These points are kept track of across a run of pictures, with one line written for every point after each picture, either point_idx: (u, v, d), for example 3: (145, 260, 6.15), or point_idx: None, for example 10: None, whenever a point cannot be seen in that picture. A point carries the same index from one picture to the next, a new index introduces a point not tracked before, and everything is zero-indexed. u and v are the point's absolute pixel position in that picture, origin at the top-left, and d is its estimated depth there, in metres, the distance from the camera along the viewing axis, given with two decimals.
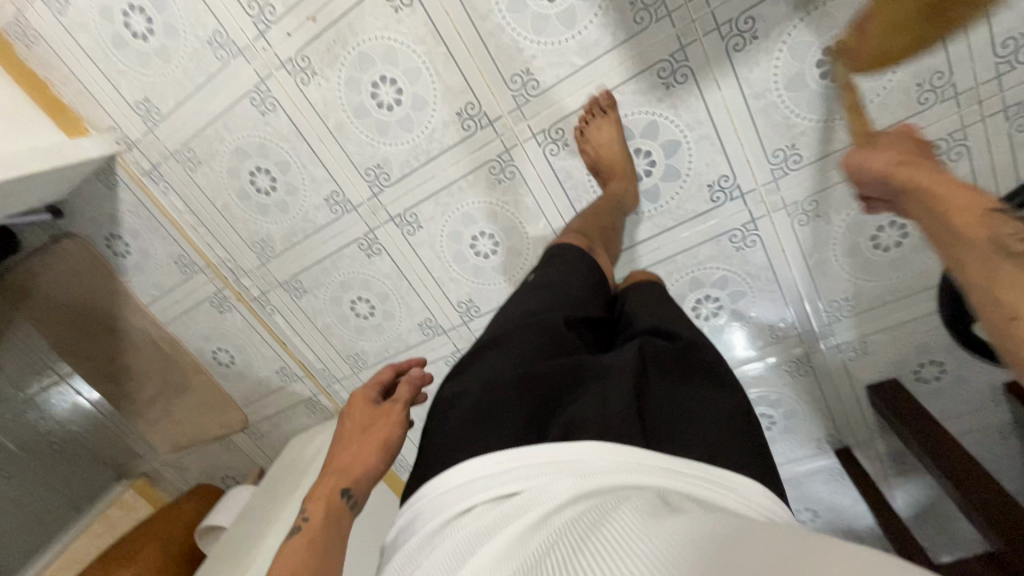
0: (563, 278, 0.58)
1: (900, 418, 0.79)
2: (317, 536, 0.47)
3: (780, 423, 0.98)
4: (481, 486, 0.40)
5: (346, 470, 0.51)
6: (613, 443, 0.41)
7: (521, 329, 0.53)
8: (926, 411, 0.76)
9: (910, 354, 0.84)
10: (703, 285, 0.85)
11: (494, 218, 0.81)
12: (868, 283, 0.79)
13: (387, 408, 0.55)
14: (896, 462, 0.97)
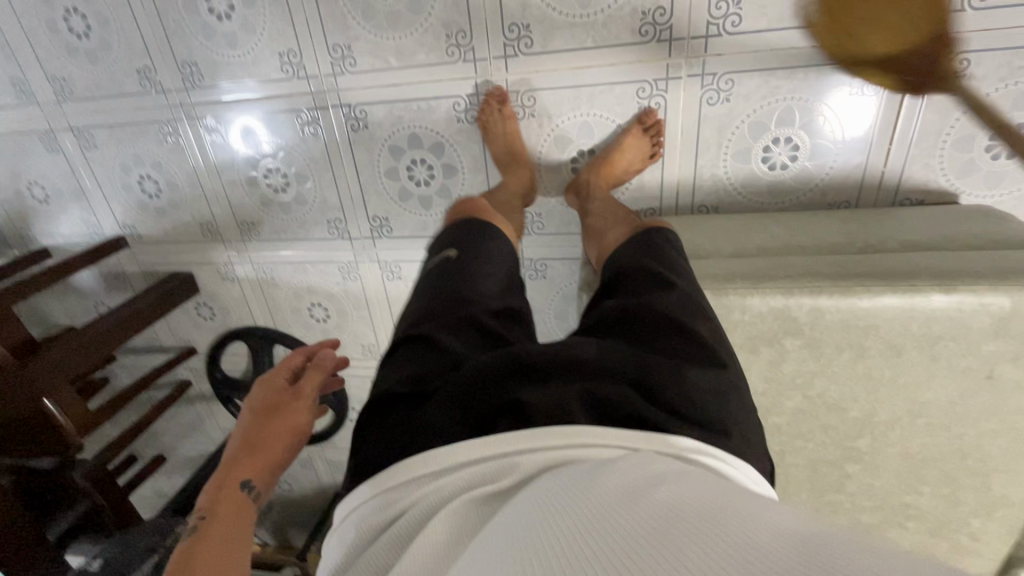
0: (478, 278, 0.59)
1: (117, 312, 0.92)
2: (225, 524, 0.43)
3: (145, 197, 0.96)
4: (388, 478, 0.42)
5: (236, 510, 0.45)
6: (555, 444, 0.40)
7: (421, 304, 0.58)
8: (130, 325, 0.92)
9: (219, 304, 1.06)
10: (273, 157, 0.87)
11: (412, 17, 0.72)
12: (279, 294, 1.01)
13: (291, 393, 0.54)
14: (103, 278, 1.06)
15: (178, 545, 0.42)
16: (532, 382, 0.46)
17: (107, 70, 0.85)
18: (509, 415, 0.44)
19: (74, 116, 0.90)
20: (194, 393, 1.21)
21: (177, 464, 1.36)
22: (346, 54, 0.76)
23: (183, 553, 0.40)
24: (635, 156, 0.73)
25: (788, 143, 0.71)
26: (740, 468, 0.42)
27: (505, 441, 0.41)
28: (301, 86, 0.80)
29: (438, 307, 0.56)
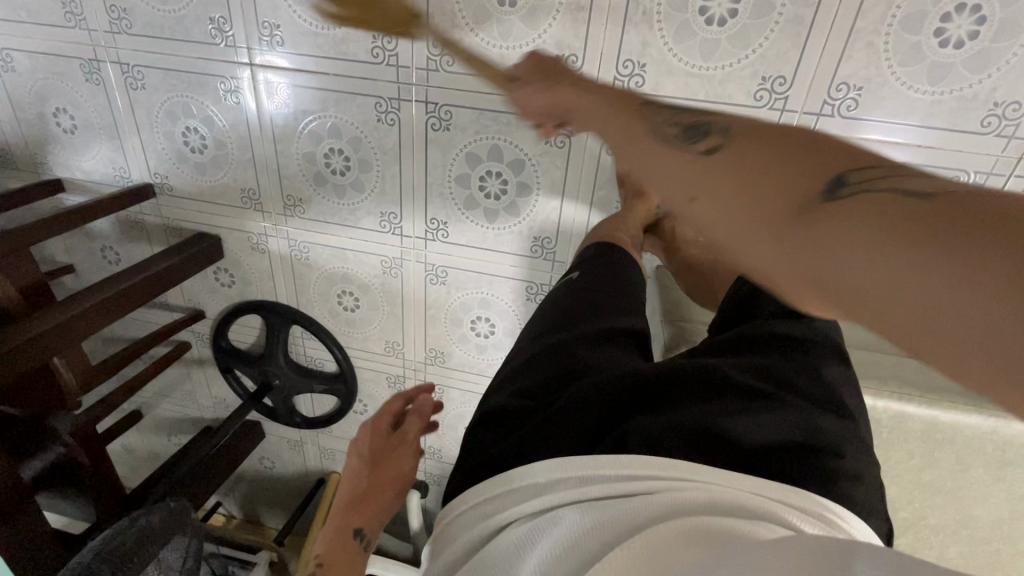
0: (596, 292, 0.59)
1: (137, 273, 0.86)
2: (340, 568, 0.54)
3: (186, 151, 0.90)
4: (491, 489, 0.43)
5: (348, 555, 0.55)
6: (666, 484, 0.39)
7: (564, 319, 0.56)
8: (149, 289, 0.87)
9: (241, 273, 1.00)
10: (338, 135, 0.82)
11: (526, 30, 0.69)
12: (309, 276, 0.97)
13: (395, 444, 0.63)
14: (119, 225, 1.00)
15: None
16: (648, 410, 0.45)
17: (177, 11, 0.78)
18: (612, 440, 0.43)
19: (127, 50, 0.83)
20: (191, 357, 1.16)
21: (154, 424, 1.30)
22: (445, 51, 0.72)
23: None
24: None
25: None
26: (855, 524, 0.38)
27: (618, 471, 0.40)
28: (388, 74, 0.76)
29: (579, 320, 0.55)
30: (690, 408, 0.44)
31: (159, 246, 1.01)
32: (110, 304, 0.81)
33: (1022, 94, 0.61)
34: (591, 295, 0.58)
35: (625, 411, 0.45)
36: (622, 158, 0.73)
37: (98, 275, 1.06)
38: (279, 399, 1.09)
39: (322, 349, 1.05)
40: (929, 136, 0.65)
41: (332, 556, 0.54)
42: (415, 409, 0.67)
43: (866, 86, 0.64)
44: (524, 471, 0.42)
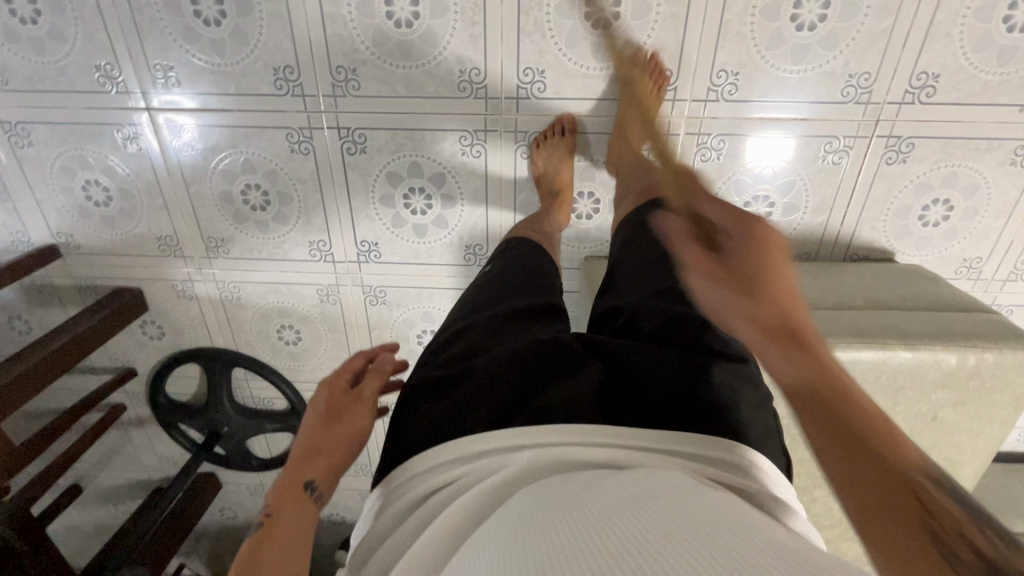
0: (521, 269, 0.63)
1: (49, 344, 0.81)
2: (286, 526, 0.48)
3: (90, 205, 0.86)
4: (421, 460, 0.45)
5: (299, 508, 0.50)
6: (580, 440, 0.44)
7: (483, 300, 0.60)
8: (64, 361, 0.82)
9: (171, 324, 0.96)
10: (253, 170, 0.81)
11: (426, 49, 0.71)
12: (244, 315, 0.95)
13: (352, 398, 0.60)
14: (23, 292, 0.93)
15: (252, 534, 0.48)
16: (568, 376, 0.50)
17: (59, 61, 0.75)
18: (531, 407, 0.47)
19: (5, 107, 0.78)
20: (127, 418, 1.09)
21: (95, 496, 1.21)
22: (350, 77, 0.73)
23: (252, 544, 0.46)
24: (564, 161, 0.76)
25: (764, 200, 0.80)
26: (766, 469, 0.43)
27: (536, 437, 0.44)
28: (295, 105, 0.76)
29: (498, 299, 0.59)
30: (594, 376, 0.50)
31: (74, 307, 0.95)
32: (26, 376, 0.77)
33: (870, 65, 0.69)
34: (513, 278, 0.62)
35: (550, 375, 0.50)
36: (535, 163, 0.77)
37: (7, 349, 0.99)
38: (229, 446, 1.05)
39: (270, 387, 1.03)
40: (799, 110, 0.73)
41: (280, 512, 0.49)
42: (373, 366, 0.63)
43: (741, 71, 0.70)
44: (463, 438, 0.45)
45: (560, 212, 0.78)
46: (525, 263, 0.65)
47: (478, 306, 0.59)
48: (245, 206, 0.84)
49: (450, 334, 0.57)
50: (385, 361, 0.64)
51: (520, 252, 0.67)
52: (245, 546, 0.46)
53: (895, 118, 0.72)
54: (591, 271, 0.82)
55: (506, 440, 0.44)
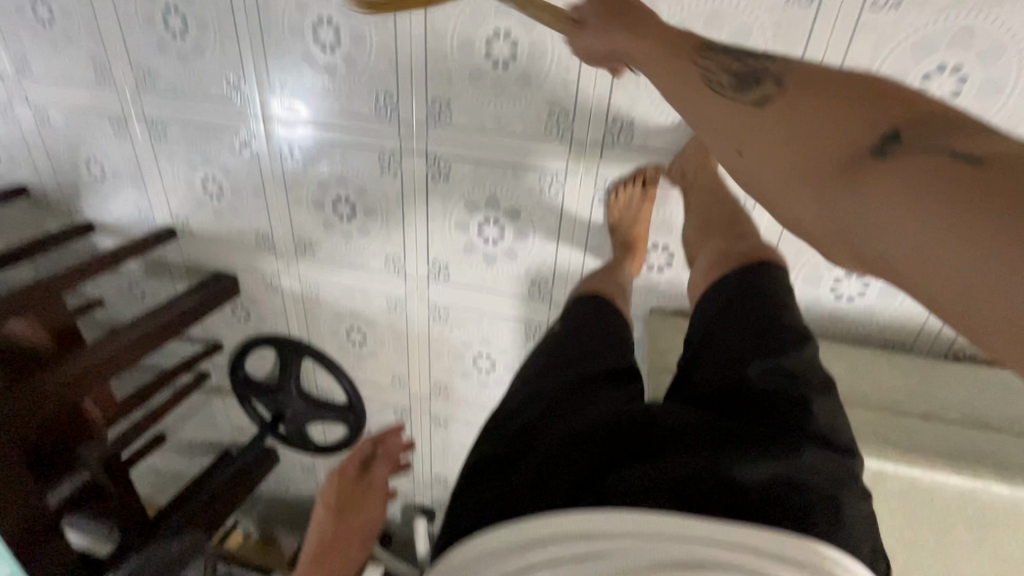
0: (589, 336, 0.60)
1: (158, 314, 0.92)
2: None
3: (206, 197, 0.96)
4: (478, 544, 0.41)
5: None
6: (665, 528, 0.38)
7: (552, 368, 0.57)
8: (168, 330, 0.92)
9: (257, 309, 1.06)
10: (345, 183, 0.87)
11: (519, 90, 0.72)
12: (319, 313, 1.02)
13: None
14: (143, 264, 1.06)
15: None
16: (636, 461, 0.45)
17: (197, 71, 0.84)
18: (596, 492, 0.43)
19: (150, 106, 0.89)
20: (210, 385, 1.21)
21: (176, 446, 1.36)
22: (443, 109, 0.76)
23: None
24: (639, 212, 0.75)
25: (858, 279, 0.73)
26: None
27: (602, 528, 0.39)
28: (391, 129, 0.80)
29: (569, 370, 0.56)
30: (675, 455, 0.44)
31: (181, 282, 1.07)
32: (130, 347, 0.86)
33: None
34: (578, 346, 0.59)
35: (622, 454, 0.46)
36: (610, 211, 0.76)
37: (125, 309, 1.13)
38: (291, 428, 1.14)
39: (333, 380, 1.10)
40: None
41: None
42: None
43: None
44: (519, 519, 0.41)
45: (632, 263, 0.77)
46: (601, 334, 0.61)
47: (548, 372, 0.57)
48: (334, 215, 0.90)
49: (515, 402, 0.55)
50: None
51: (601, 319, 0.63)
52: None
53: None
54: (655, 326, 0.79)
55: (565, 522, 0.40)
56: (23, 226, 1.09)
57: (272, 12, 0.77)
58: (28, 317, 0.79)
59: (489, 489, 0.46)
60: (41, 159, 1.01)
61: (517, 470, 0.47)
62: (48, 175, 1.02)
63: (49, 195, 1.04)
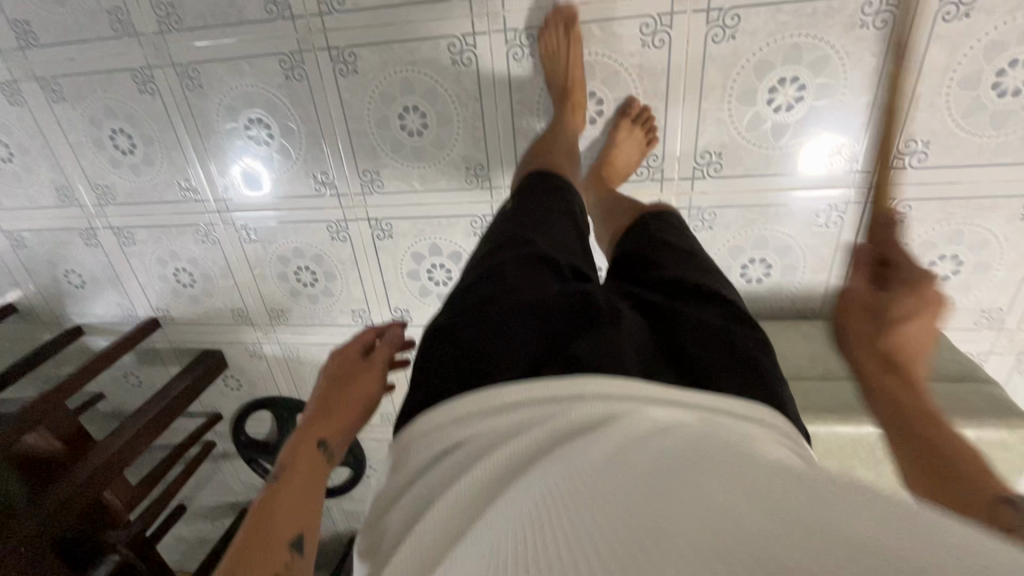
0: (542, 212, 0.60)
1: (164, 396, 1.01)
2: (299, 477, 0.52)
3: (180, 287, 1.04)
4: (447, 414, 0.43)
5: (315, 464, 0.54)
6: (626, 392, 0.42)
7: (500, 237, 0.57)
8: (175, 409, 1.01)
9: (247, 378, 1.14)
10: (302, 254, 0.96)
11: (436, 151, 0.81)
12: (304, 371, 1.10)
13: (365, 366, 0.64)
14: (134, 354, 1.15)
15: (265, 486, 0.52)
16: (587, 332, 0.48)
17: (151, 180, 0.93)
18: (559, 361, 0.46)
19: (114, 216, 0.98)
20: (218, 451, 1.30)
21: (196, 513, 1.44)
22: (374, 178, 0.85)
23: (270, 492, 0.50)
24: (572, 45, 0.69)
25: (762, 263, 0.83)
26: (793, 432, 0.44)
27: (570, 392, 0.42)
28: (333, 202, 0.89)
29: (518, 240, 0.56)
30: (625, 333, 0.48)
31: (172, 365, 1.15)
32: (142, 434, 0.95)
33: (852, 138, 0.72)
34: (529, 216, 0.59)
35: (574, 331, 0.49)
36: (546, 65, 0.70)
37: (125, 396, 1.22)
38: None
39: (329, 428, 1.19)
40: (836, 155, 0.73)
41: (294, 465, 0.53)
42: (384, 337, 0.68)
43: (724, 151, 0.75)
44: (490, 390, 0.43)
45: None
46: (545, 206, 0.61)
47: (500, 243, 0.56)
48: (299, 283, 0.99)
49: (466, 284, 0.55)
50: (394, 334, 0.68)
51: (541, 188, 0.63)
52: (260, 495, 0.50)
53: (884, 183, 0.74)
54: None
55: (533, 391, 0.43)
56: (17, 340, 1.18)
57: (208, 118, 0.85)
58: (37, 428, 0.86)
59: (453, 367, 0.47)
60: (21, 276, 1.09)
61: (479, 344, 0.47)
62: (32, 292, 1.11)
63: (35, 308, 1.13)
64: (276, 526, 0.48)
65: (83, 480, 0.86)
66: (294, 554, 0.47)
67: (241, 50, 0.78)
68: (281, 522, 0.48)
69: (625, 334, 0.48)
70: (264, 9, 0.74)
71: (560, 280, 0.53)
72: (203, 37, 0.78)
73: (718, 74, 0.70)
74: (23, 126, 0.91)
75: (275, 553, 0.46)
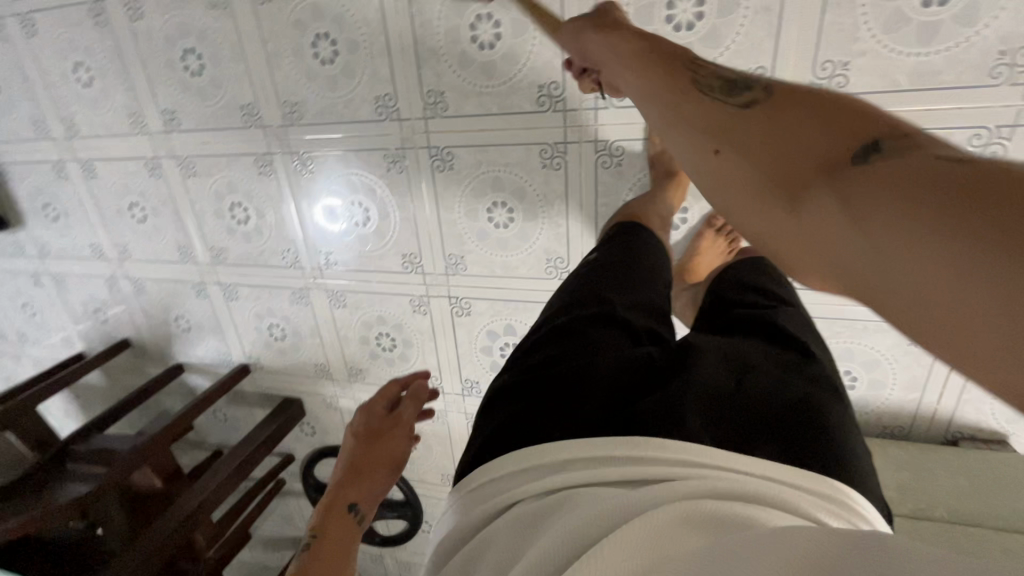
0: (619, 274, 0.59)
1: (250, 441, 1.09)
2: (333, 541, 0.56)
3: (272, 340, 1.13)
4: (501, 467, 0.42)
5: (346, 529, 0.58)
6: (687, 453, 0.39)
7: (576, 299, 0.57)
8: (259, 454, 1.09)
9: (321, 426, 1.21)
10: (385, 323, 1.02)
11: (520, 243, 0.85)
12: None
13: (390, 426, 0.66)
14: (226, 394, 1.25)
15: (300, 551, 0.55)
16: (654, 393, 0.45)
17: (259, 247, 1.02)
18: (620, 420, 0.43)
19: (224, 275, 1.08)
20: (287, 489, 1.37)
21: (261, 543, 1.52)
22: (459, 262, 0.90)
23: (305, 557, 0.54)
24: None
25: (847, 375, 0.80)
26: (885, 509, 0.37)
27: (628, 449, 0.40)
28: (419, 279, 0.95)
29: (587, 300, 0.56)
30: (694, 388, 0.44)
31: (257, 407, 1.25)
32: (229, 477, 1.03)
33: None
34: (608, 275, 0.59)
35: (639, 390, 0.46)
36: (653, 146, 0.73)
37: (213, 429, 1.32)
38: None
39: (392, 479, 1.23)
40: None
41: (329, 530, 0.57)
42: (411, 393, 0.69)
43: None
44: (551, 443, 0.42)
45: None
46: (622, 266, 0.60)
47: (573, 304, 0.56)
48: (379, 348, 1.05)
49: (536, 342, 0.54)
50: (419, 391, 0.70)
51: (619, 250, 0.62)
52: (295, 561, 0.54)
53: None
54: None
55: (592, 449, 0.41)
56: (129, 371, 1.31)
57: (315, 198, 0.94)
58: (144, 467, 0.96)
59: (510, 419, 0.46)
60: (139, 318, 1.22)
61: (536, 397, 0.47)
62: (146, 331, 1.24)
63: (147, 345, 1.26)
64: None
65: (179, 520, 0.94)
66: None
67: (350, 144, 0.87)
68: None
69: (691, 387, 0.44)
70: (375, 110, 0.82)
71: (633, 344, 0.52)
72: (319, 130, 0.87)
73: None
74: (159, 194, 1.04)
75: None
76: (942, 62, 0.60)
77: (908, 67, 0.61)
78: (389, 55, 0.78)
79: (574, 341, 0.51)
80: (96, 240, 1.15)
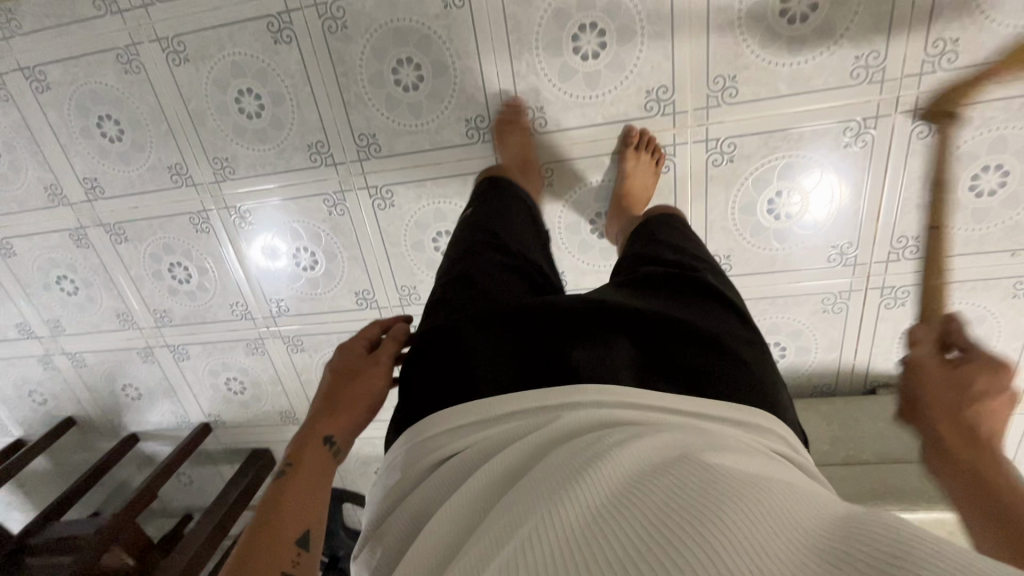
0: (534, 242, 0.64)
1: (220, 503, 1.06)
2: (306, 473, 0.51)
3: (231, 395, 1.11)
4: (437, 424, 0.46)
5: (321, 462, 0.52)
6: (610, 393, 0.44)
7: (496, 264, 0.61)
8: (231, 516, 1.06)
9: None
10: None
11: None
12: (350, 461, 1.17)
13: (370, 361, 0.60)
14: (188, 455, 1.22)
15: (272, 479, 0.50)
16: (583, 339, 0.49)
17: (206, 304, 1.01)
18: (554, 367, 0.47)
19: (171, 336, 1.06)
20: None
21: None
22: (413, 292, 0.94)
23: (276, 487, 0.49)
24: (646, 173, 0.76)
25: (776, 346, 0.90)
26: (767, 427, 0.44)
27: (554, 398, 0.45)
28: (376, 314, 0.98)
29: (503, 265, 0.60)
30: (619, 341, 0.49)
31: (224, 464, 1.22)
32: (205, 547, 1.00)
33: (849, 240, 0.79)
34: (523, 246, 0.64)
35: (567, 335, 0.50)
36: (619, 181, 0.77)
37: (179, 494, 1.28)
38: None
39: None
40: (839, 202, 0.77)
41: (301, 460, 0.51)
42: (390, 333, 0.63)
43: (732, 254, 0.83)
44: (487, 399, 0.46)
45: None
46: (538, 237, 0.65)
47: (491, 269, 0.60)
48: None
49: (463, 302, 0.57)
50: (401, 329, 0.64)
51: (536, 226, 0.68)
52: (268, 491, 0.49)
53: (883, 274, 0.81)
54: None
55: (523, 398, 0.45)
56: (77, 448, 1.24)
57: (257, 249, 0.94)
58: (113, 548, 0.92)
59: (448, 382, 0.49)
60: (81, 393, 1.16)
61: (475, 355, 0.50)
62: (91, 405, 1.18)
63: (95, 419, 1.20)
64: (282, 520, 0.46)
65: None
66: (299, 553, 0.45)
67: (289, 193, 0.88)
68: (289, 519, 0.47)
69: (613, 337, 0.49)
70: (309, 157, 0.84)
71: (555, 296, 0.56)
72: (254, 183, 0.87)
73: (720, 191, 0.79)
74: (89, 265, 1.00)
75: (281, 552, 0.44)
76: (812, 70, 0.69)
77: (786, 77, 0.70)
78: (316, 103, 0.80)
79: (496, 301, 0.55)
80: (22, 320, 1.09)
